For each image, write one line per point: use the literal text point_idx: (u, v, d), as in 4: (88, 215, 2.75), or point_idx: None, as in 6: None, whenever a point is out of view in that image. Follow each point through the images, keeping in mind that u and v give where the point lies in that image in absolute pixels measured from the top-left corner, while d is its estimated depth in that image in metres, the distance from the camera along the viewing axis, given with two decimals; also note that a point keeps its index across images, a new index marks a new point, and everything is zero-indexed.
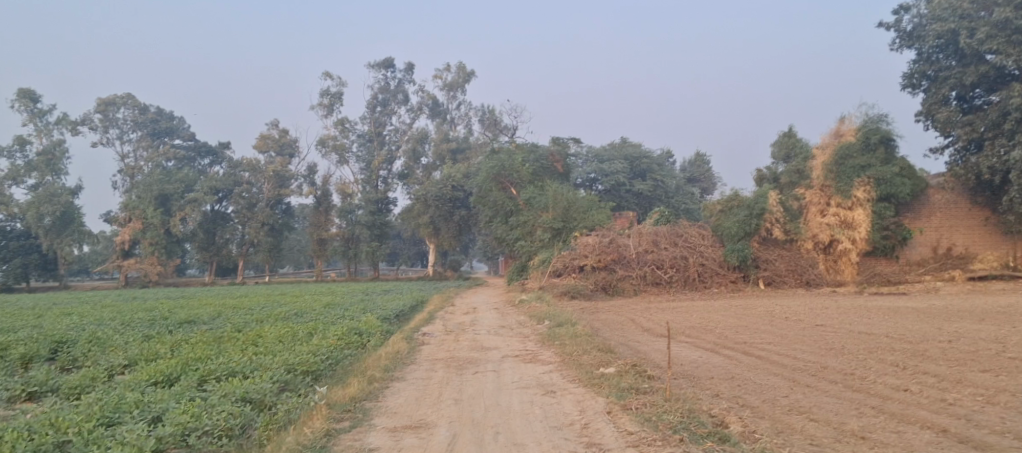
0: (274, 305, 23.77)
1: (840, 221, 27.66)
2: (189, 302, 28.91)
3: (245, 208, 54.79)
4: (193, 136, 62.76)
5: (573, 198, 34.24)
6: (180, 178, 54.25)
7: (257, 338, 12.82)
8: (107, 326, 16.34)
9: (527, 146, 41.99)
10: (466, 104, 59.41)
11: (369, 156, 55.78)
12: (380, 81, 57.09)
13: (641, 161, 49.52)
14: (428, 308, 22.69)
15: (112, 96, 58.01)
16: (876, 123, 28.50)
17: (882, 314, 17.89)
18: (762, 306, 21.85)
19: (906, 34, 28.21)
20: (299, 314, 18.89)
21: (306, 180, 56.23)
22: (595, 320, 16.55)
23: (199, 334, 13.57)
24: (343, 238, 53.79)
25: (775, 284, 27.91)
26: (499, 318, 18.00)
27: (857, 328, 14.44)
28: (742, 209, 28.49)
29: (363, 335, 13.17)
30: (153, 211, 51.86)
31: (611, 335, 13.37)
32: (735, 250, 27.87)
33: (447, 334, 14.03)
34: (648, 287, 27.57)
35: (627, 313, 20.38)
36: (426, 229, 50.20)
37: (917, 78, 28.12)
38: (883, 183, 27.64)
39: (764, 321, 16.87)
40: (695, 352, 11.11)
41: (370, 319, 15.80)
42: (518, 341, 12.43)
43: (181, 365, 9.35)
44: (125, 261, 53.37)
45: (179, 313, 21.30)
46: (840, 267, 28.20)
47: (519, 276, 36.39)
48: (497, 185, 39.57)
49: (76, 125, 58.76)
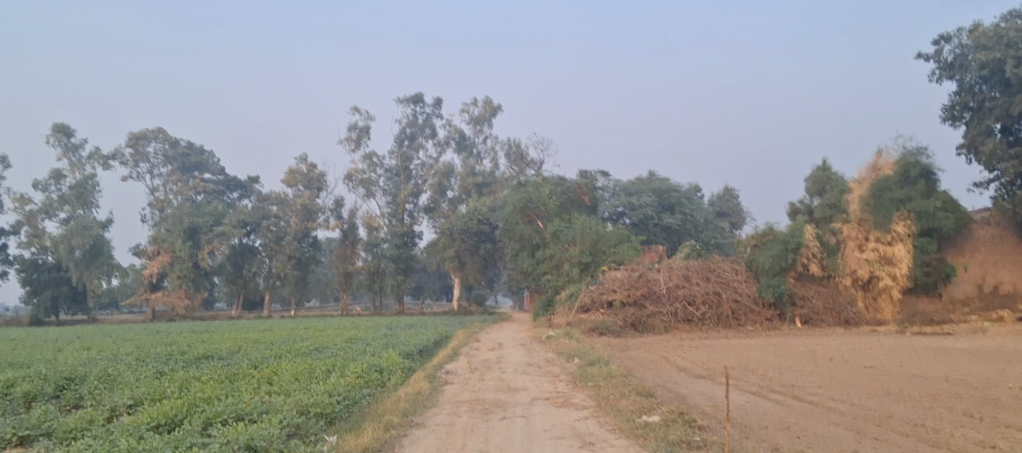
0: (295, 340, 23.28)
1: (879, 256, 26.55)
2: (211, 336, 28.53)
3: (271, 241, 54.86)
4: (222, 170, 63.53)
5: (601, 231, 33.52)
6: (209, 211, 54.62)
7: (272, 375, 12.26)
8: (122, 362, 15.89)
9: (553, 179, 41.43)
10: (492, 138, 59.29)
11: (395, 189, 55.69)
12: (407, 116, 57.37)
13: (670, 195, 48.64)
14: (452, 344, 21.98)
15: (144, 131, 59.04)
16: (914, 156, 27.34)
17: (937, 355, 16.70)
18: (802, 345, 20.75)
19: (947, 65, 27.40)
20: (320, 349, 18.34)
21: (332, 214, 56.23)
22: (627, 358, 15.69)
23: (212, 371, 13.04)
24: (368, 271, 53.39)
25: (812, 323, 26.67)
26: (526, 356, 17.19)
27: (912, 371, 13.38)
28: (776, 242, 27.43)
29: (383, 373, 12.55)
30: (181, 244, 52.16)
31: (647, 375, 12.56)
32: (770, 286, 26.75)
33: (471, 372, 13.29)
34: (679, 324, 26.45)
35: (659, 351, 19.45)
36: (451, 263, 49.65)
37: (959, 110, 27.19)
38: (924, 216, 26.57)
39: (809, 361, 15.83)
40: (739, 396, 10.25)
41: (390, 355, 15.15)
42: (546, 381, 11.65)
43: (186, 407, 8.80)
44: (153, 294, 53.60)
45: (197, 347, 20.81)
46: (880, 304, 26.89)
47: (545, 312, 35.50)
48: (523, 218, 39.04)
49: (109, 160, 59.87)
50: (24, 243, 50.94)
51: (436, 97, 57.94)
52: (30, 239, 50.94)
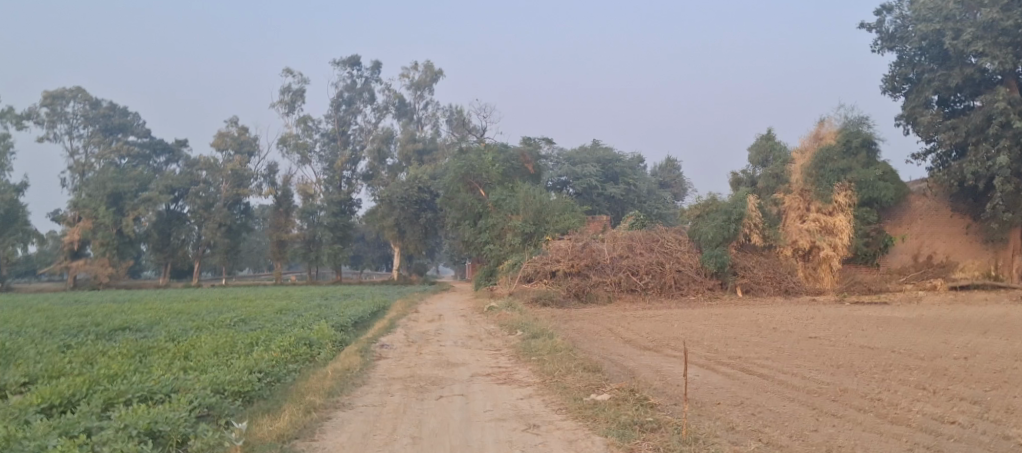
0: (223, 311, 22.00)
1: (821, 227, 26.89)
2: (133, 307, 26.80)
3: (201, 208, 52.23)
4: (147, 133, 59.97)
5: (545, 200, 33.02)
6: (134, 176, 51.61)
7: (189, 349, 11.16)
8: (23, 335, 14.46)
9: (496, 146, 40.59)
10: (434, 104, 57.86)
11: (333, 155, 53.80)
12: (346, 79, 55.23)
13: (613, 165, 48.57)
14: (390, 315, 21.13)
15: (60, 90, 55.06)
16: (856, 126, 28.11)
17: (875, 325, 16.86)
18: (744, 315, 20.78)
19: (888, 35, 27.65)
20: (247, 321, 17.22)
21: (266, 180, 53.99)
22: (572, 330, 15.23)
23: (123, 344, 11.89)
24: (304, 240, 51.62)
25: (752, 292, 26.96)
26: (467, 327, 16.52)
27: (855, 341, 13.33)
28: (719, 213, 27.39)
29: (313, 347, 11.70)
30: (104, 210, 49.14)
31: (592, 348, 12.08)
32: (713, 256, 26.80)
33: (408, 346, 12.53)
34: (622, 294, 26.28)
35: (603, 322, 19.10)
36: (390, 232, 48.49)
37: (898, 81, 27.55)
38: (864, 187, 27.28)
39: (753, 332, 15.72)
40: (688, 370, 9.86)
41: (323, 327, 14.26)
42: (488, 355, 11.01)
43: (83, 385, 7.75)
44: (73, 263, 50.58)
45: (113, 319, 19.33)
46: (820, 274, 27.44)
47: (487, 282, 34.93)
48: (465, 186, 38.13)
49: (22, 119, 55.74)
50: None
51: (376, 60, 55.97)
52: None
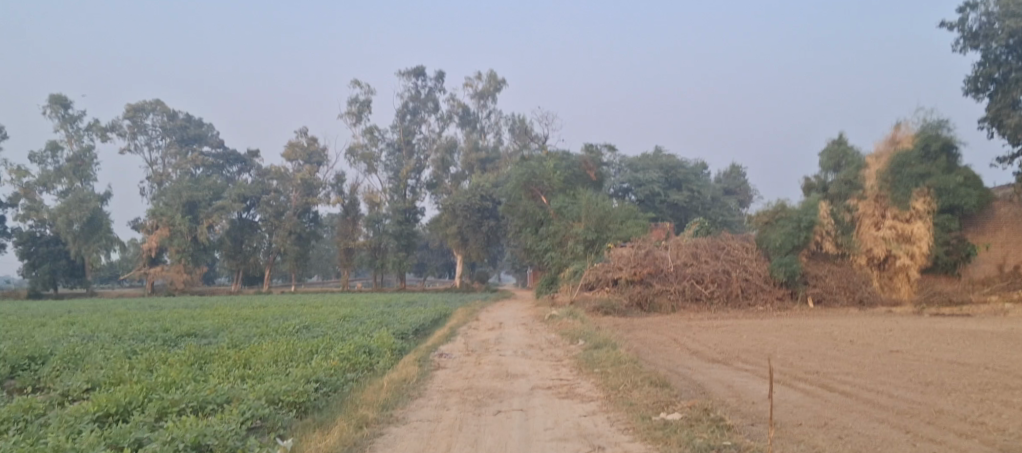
0: (288, 317, 22.39)
1: (897, 234, 25.48)
2: (205, 312, 27.64)
3: (271, 216, 53.79)
4: (220, 143, 62.29)
5: (608, 207, 32.41)
6: (208, 185, 53.61)
7: (249, 357, 11.31)
8: (98, 339, 14.99)
9: (558, 153, 40.29)
10: (496, 112, 58.02)
11: (397, 164, 54.59)
12: (410, 89, 56.00)
13: (679, 171, 47.51)
14: (451, 322, 21.04)
15: (142, 103, 57.84)
16: (935, 129, 26.00)
17: (966, 339, 15.67)
18: (817, 327, 19.76)
19: (970, 34, 25.93)
20: (310, 327, 17.43)
21: (333, 189, 55.18)
22: (636, 340, 14.71)
23: (188, 351, 12.14)
24: (369, 248, 52.47)
25: (825, 303, 25.67)
26: (527, 336, 16.17)
27: (944, 357, 12.32)
28: (789, 220, 26.23)
29: (371, 356, 11.67)
30: (180, 218, 51.08)
31: (657, 360, 11.56)
32: (782, 265, 25.61)
33: (467, 355, 12.27)
34: (687, 304, 25.46)
35: (668, 332, 18.47)
36: (453, 240, 48.65)
37: (982, 82, 25.76)
38: (945, 193, 25.33)
39: (830, 345, 14.84)
40: (762, 386, 9.24)
41: (382, 335, 14.22)
42: (549, 366, 10.64)
43: (142, 392, 7.85)
44: (152, 269, 52.87)
45: (183, 324, 19.85)
46: (896, 284, 25.96)
47: (548, 290, 34.56)
48: (527, 193, 37.91)
49: (107, 132, 58.80)
50: (21, 215, 50.14)
51: (439, 70, 56.66)
52: (26, 212, 50.14)
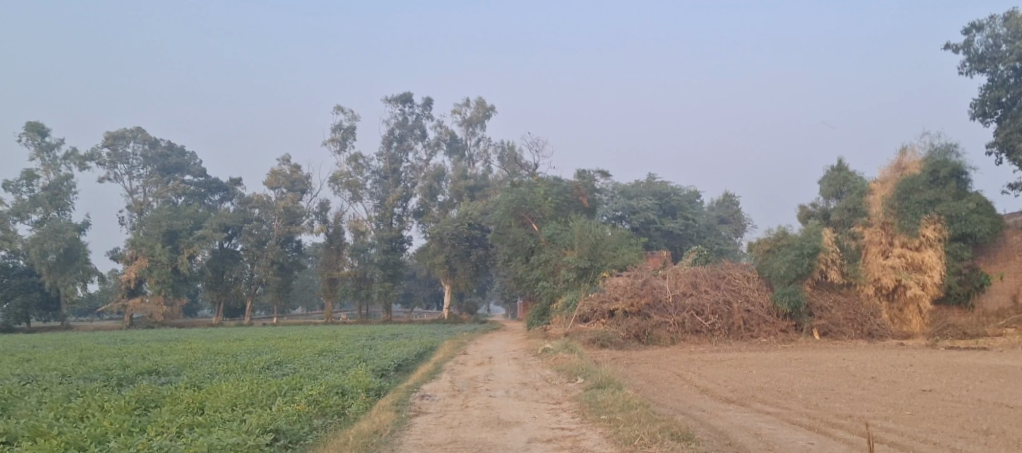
0: (262, 352, 20.90)
1: (907, 263, 24.47)
2: (176, 346, 26.04)
3: (254, 246, 52.16)
4: (203, 172, 60.97)
5: (600, 235, 31.27)
6: (189, 214, 52.25)
7: (204, 401, 10.01)
8: (43, 379, 13.53)
9: (548, 179, 39.34)
10: (485, 140, 57.19)
11: (384, 193, 53.45)
12: (397, 117, 55.15)
13: (671, 198, 46.71)
14: (436, 357, 19.62)
15: (121, 130, 56.50)
16: (943, 155, 25.31)
17: (995, 374, 14.50)
18: (829, 361, 18.57)
19: (977, 57, 25.23)
20: (281, 364, 16.07)
21: (318, 218, 53.88)
22: (638, 378, 13.47)
23: (136, 393, 10.80)
24: (355, 278, 50.82)
25: (831, 335, 24.40)
26: (520, 373, 14.79)
27: (983, 397, 11.09)
28: (792, 247, 25.18)
29: (343, 398, 10.43)
30: (161, 248, 49.51)
31: (668, 402, 10.30)
32: (786, 295, 24.49)
33: (453, 397, 10.91)
34: (687, 336, 24.17)
35: (669, 366, 17.22)
36: (441, 269, 47.29)
37: (989, 106, 24.98)
38: (956, 221, 24.48)
39: (850, 382, 13.62)
40: (797, 436, 7.94)
41: (358, 373, 12.93)
42: (546, 411, 9.31)
43: (56, 449, 6.49)
44: (129, 300, 50.93)
45: (144, 360, 18.32)
46: (907, 316, 24.72)
47: (539, 321, 33.18)
48: (517, 220, 36.74)
49: (85, 160, 57.35)
50: None
51: (427, 97, 56.06)
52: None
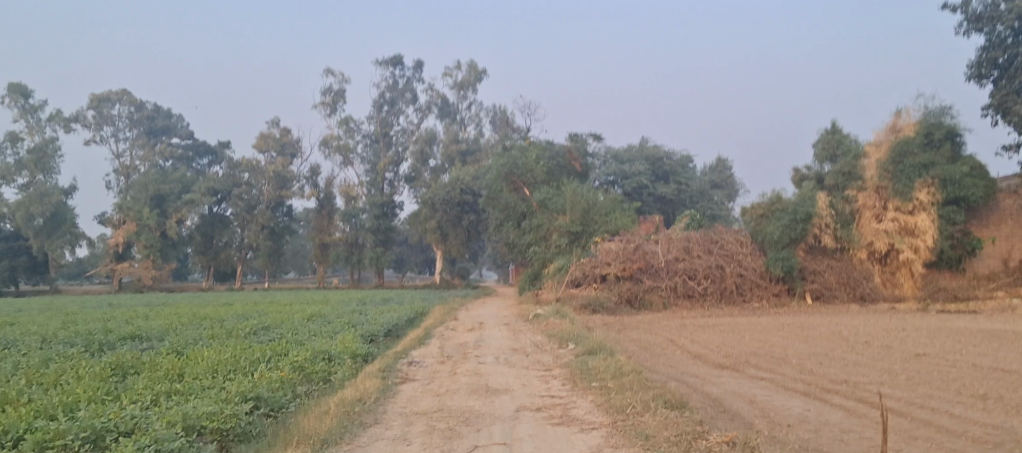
0: (250, 317, 20.65)
1: (900, 227, 24.26)
2: (165, 310, 25.76)
3: (244, 210, 51.57)
4: (191, 135, 60.01)
5: (593, 199, 30.96)
6: (177, 178, 51.45)
7: (185, 367, 9.76)
8: (23, 345, 13.24)
9: (540, 143, 38.80)
10: (477, 104, 56.41)
11: (375, 157, 52.80)
12: (387, 80, 54.21)
13: (664, 163, 46.34)
14: (426, 322, 19.41)
15: (106, 92, 55.33)
16: (938, 117, 24.86)
17: (989, 338, 14.40)
18: (821, 325, 18.50)
19: (975, 16, 24.71)
20: (268, 329, 15.82)
21: (308, 182, 53.25)
22: (631, 343, 13.28)
23: (115, 359, 10.52)
24: (346, 243, 50.49)
25: (824, 299, 24.37)
26: (510, 339, 14.58)
27: (978, 361, 10.96)
28: (785, 212, 24.95)
29: (329, 364, 10.20)
30: (148, 212, 48.84)
31: (661, 368, 10.11)
32: (779, 259, 24.34)
33: (441, 363, 10.68)
34: (679, 300, 24.09)
35: (661, 332, 17.07)
36: (432, 234, 46.99)
37: (986, 67, 24.57)
38: (950, 184, 24.18)
39: (844, 347, 13.49)
40: (792, 402, 7.73)
41: (345, 338, 12.70)
42: (536, 377, 9.08)
43: (22, 419, 6.21)
44: (119, 265, 50.49)
45: (130, 325, 18.03)
46: (899, 280, 24.85)
47: (531, 286, 33.06)
48: (508, 184, 36.34)
49: (70, 123, 56.28)
50: None
51: (418, 60, 55.08)
52: None
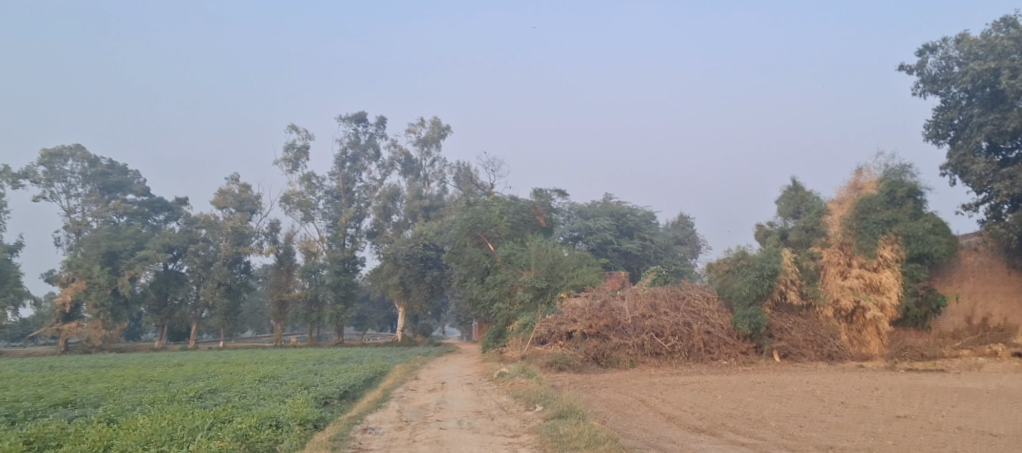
0: (197, 379, 19.31)
1: (865, 284, 24.22)
2: (107, 373, 24.09)
3: (200, 267, 49.84)
4: (147, 190, 58.38)
5: (558, 255, 30.60)
6: (131, 234, 49.63)
7: (111, 438, 8.72)
8: None
9: (505, 198, 38.51)
10: (441, 160, 56.25)
11: (337, 213, 51.78)
12: (350, 136, 53.81)
13: (628, 218, 46.45)
14: (385, 383, 18.40)
15: (59, 147, 53.65)
16: (899, 175, 25.47)
17: (965, 397, 14.09)
18: (794, 385, 18.08)
19: (930, 78, 25.52)
20: (214, 392, 14.66)
21: (267, 238, 51.87)
22: (601, 405, 12.61)
23: (33, 429, 9.40)
24: (306, 299, 48.91)
25: (791, 357, 24.07)
26: (474, 400, 13.72)
27: (963, 424, 10.53)
28: (751, 268, 24.91)
29: (275, 431, 9.25)
30: (99, 270, 46.71)
31: (637, 433, 9.46)
32: (746, 316, 24.18)
33: (399, 429, 9.83)
34: (647, 358, 23.44)
35: (631, 391, 16.41)
36: (394, 291, 45.84)
37: (943, 127, 25.32)
38: (913, 241, 24.46)
39: (821, 408, 13.01)
40: None
41: (297, 402, 11.73)
42: (503, 445, 8.32)
43: None
44: (64, 324, 47.89)
45: (62, 390, 16.60)
46: (865, 338, 24.56)
47: (495, 344, 32.11)
48: (472, 240, 35.84)
49: (18, 179, 54.27)
50: None
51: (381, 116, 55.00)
52: None
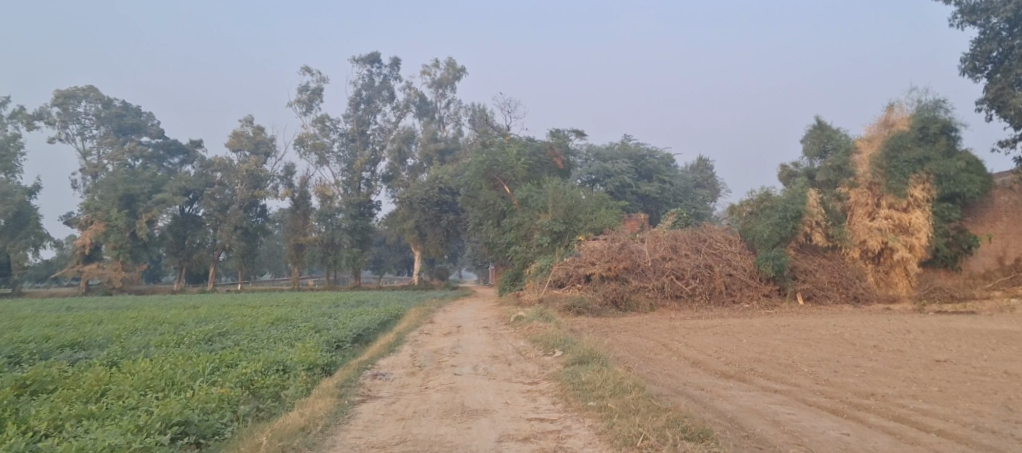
0: (210, 321, 19.03)
1: (894, 225, 23.41)
2: (123, 314, 24.03)
3: (216, 211, 49.80)
4: (161, 133, 57.90)
5: (576, 197, 29.92)
6: (147, 177, 49.48)
7: (109, 382, 8.33)
8: None
9: (521, 139, 37.63)
10: (456, 101, 55.07)
11: (351, 156, 51.14)
12: (364, 77, 52.67)
13: (647, 161, 45.35)
14: (399, 326, 18.04)
15: (72, 88, 53.13)
16: (931, 111, 24.09)
17: (1004, 341, 13.41)
18: (821, 327, 17.48)
19: (969, 8, 23.92)
20: (224, 335, 14.33)
21: (282, 181, 51.59)
22: (621, 349, 12.05)
23: (31, 372, 9.04)
24: (322, 243, 48.55)
25: (816, 299, 23.40)
26: (490, 345, 13.25)
27: (1007, 368, 9.91)
28: (774, 210, 24.12)
29: (281, 376, 8.84)
30: (116, 212, 46.75)
31: (662, 380, 8.90)
32: (770, 259, 23.21)
33: (411, 375, 9.35)
34: (667, 301, 22.85)
35: (652, 336, 15.87)
36: (410, 235, 45.51)
37: (980, 61, 23.86)
38: (946, 180, 23.32)
39: (853, 352, 12.39)
40: (823, 424, 6.57)
41: (306, 345, 11.35)
42: (521, 393, 7.80)
43: None
44: (86, 266, 48.31)
45: (74, 331, 16.40)
46: (893, 280, 23.86)
47: (512, 287, 31.74)
48: (488, 182, 35.07)
49: (33, 120, 54.03)
50: None
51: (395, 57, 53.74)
52: None
